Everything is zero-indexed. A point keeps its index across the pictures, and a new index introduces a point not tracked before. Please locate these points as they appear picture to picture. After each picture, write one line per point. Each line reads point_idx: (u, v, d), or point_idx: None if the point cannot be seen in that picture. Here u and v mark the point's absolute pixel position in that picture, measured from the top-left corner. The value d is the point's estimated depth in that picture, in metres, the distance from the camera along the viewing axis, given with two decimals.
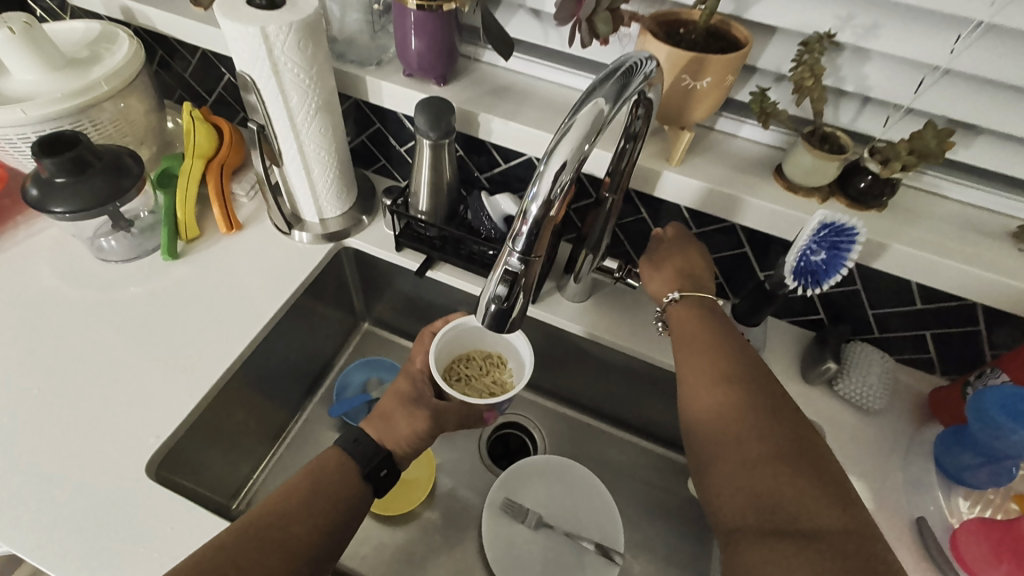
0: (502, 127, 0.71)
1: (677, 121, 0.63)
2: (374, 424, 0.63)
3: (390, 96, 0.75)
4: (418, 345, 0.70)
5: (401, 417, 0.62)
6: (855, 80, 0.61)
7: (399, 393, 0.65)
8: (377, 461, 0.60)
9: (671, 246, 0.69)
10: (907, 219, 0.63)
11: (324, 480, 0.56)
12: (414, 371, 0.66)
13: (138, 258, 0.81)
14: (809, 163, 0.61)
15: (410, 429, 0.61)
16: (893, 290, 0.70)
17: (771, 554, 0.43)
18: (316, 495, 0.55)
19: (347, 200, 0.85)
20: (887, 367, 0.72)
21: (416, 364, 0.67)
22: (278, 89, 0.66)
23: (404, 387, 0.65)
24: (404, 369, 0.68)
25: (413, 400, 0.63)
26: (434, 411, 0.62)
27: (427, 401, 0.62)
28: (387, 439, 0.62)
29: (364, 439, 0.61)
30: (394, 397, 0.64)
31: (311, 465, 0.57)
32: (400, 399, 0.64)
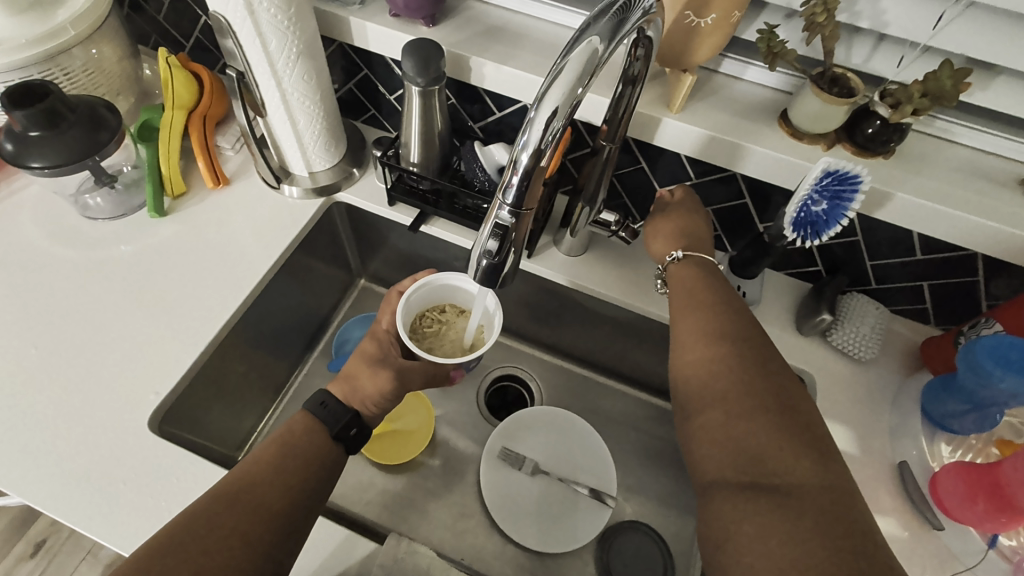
0: (495, 72, 0.67)
1: (679, 62, 0.59)
2: (340, 385, 0.64)
3: (376, 39, 0.70)
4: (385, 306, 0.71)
5: (368, 376, 0.64)
6: (870, 16, 0.57)
7: (365, 354, 0.66)
8: (346, 420, 0.60)
9: (678, 208, 0.68)
10: (914, 167, 0.61)
11: (295, 444, 0.57)
12: (380, 333, 0.68)
13: (124, 215, 0.79)
14: (816, 109, 0.58)
15: (376, 388, 0.63)
16: (895, 241, 0.69)
17: (746, 506, 0.44)
18: (287, 457, 0.56)
19: (336, 153, 0.82)
20: (882, 318, 0.72)
21: (382, 325, 0.69)
22: (255, 32, 0.62)
23: (370, 348, 0.67)
24: (369, 330, 0.69)
25: (377, 360, 0.65)
26: (398, 370, 0.64)
27: (392, 360, 0.65)
28: (353, 400, 0.63)
29: (332, 401, 0.61)
30: (361, 359, 0.65)
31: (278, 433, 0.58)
32: (367, 359, 0.65)
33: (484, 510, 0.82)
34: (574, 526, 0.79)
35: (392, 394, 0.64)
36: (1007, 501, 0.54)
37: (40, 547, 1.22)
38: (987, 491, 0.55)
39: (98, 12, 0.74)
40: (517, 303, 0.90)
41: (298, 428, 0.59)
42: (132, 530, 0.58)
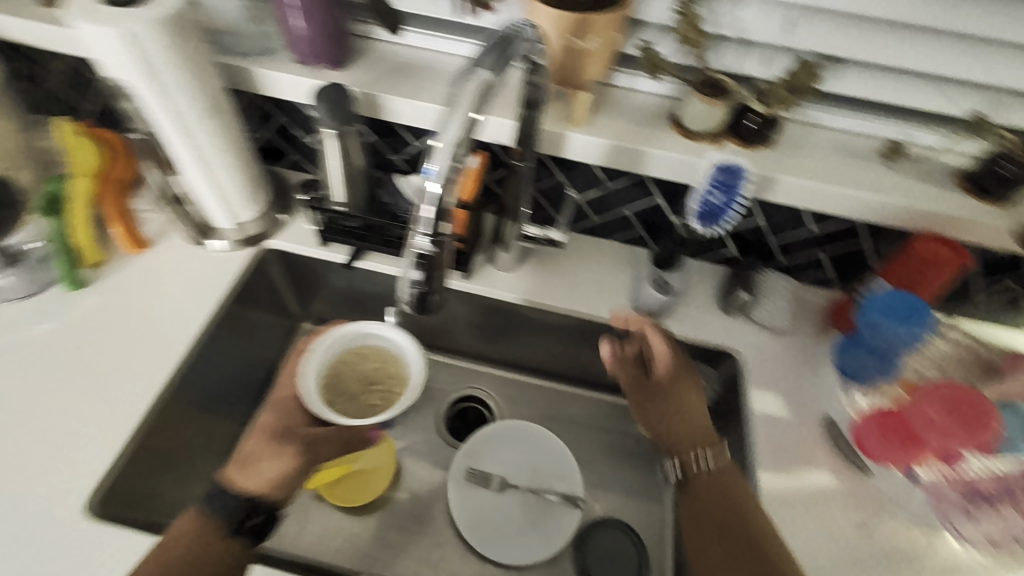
0: (406, 107, 0.70)
1: (574, 82, 0.64)
2: (238, 469, 0.63)
3: (285, 87, 0.72)
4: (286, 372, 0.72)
5: (262, 466, 0.63)
6: (732, 26, 0.64)
7: (266, 429, 0.66)
8: (244, 511, 0.60)
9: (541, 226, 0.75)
10: (792, 153, 0.68)
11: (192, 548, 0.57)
12: (281, 399, 0.70)
13: (40, 292, 0.76)
14: (702, 110, 0.65)
15: (277, 472, 0.63)
16: (790, 218, 0.76)
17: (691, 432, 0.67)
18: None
19: (261, 202, 0.81)
20: (790, 288, 0.79)
21: (286, 392, 0.70)
22: (161, 92, 0.62)
23: (271, 421, 0.67)
24: (271, 403, 0.69)
25: (284, 433, 0.66)
26: (308, 442, 0.65)
27: (302, 433, 0.66)
28: (251, 484, 0.62)
29: (226, 491, 0.61)
30: (267, 436, 0.65)
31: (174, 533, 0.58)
32: (268, 438, 0.65)
33: (459, 535, 0.82)
34: (548, 535, 0.81)
35: (305, 464, 0.64)
36: (914, 437, 0.61)
37: None
38: (896, 433, 0.63)
39: None
40: (463, 323, 0.92)
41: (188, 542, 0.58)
42: None
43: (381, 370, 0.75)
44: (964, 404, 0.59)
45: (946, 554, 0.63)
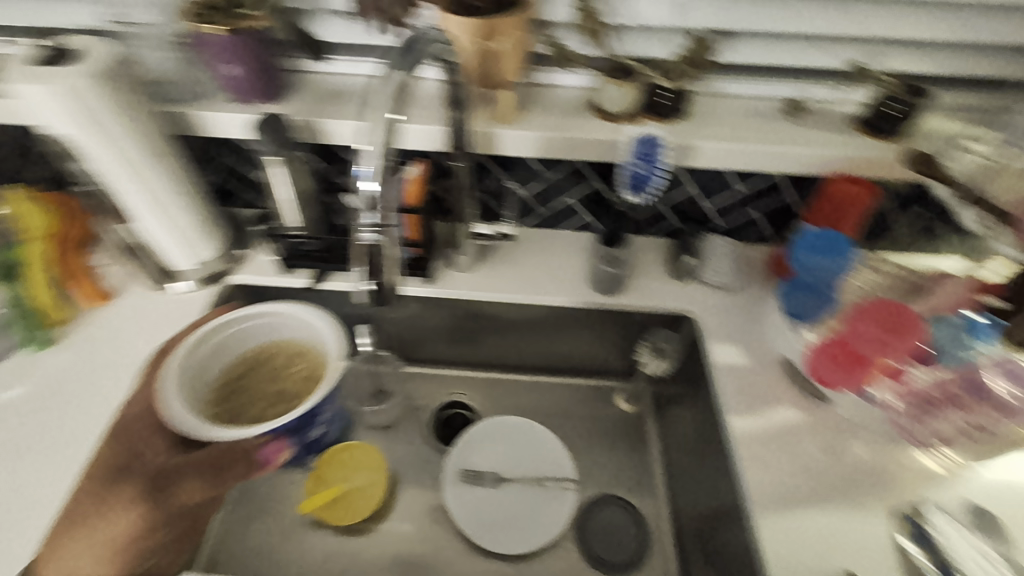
0: (343, 128, 0.74)
1: (494, 83, 0.68)
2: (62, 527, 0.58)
3: (225, 125, 0.75)
4: (145, 380, 0.67)
5: (122, 505, 0.58)
6: (630, 14, 0.70)
7: (104, 467, 0.61)
8: None
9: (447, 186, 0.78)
10: (705, 121, 0.74)
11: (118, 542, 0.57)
12: (127, 426, 0.63)
13: (5, 358, 0.77)
14: (618, 95, 0.72)
15: (203, 494, 0.60)
16: (719, 182, 0.81)
17: None
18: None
19: (218, 240, 0.82)
20: (732, 249, 0.85)
21: (128, 415, 0.65)
22: (105, 143, 0.65)
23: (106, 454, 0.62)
24: (120, 428, 0.63)
25: (120, 471, 0.60)
26: (150, 476, 0.60)
27: (138, 470, 0.60)
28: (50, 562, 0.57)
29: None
30: (153, 474, 0.59)
31: (68, 524, 0.58)
32: (151, 481, 0.59)
33: (460, 535, 0.83)
34: (547, 519, 0.82)
35: (159, 509, 0.58)
36: (860, 358, 0.66)
37: None
38: (846, 359, 0.67)
39: None
40: (434, 331, 0.93)
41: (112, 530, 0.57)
42: None
43: (300, 371, 0.75)
44: (900, 318, 0.64)
45: (907, 463, 0.68)
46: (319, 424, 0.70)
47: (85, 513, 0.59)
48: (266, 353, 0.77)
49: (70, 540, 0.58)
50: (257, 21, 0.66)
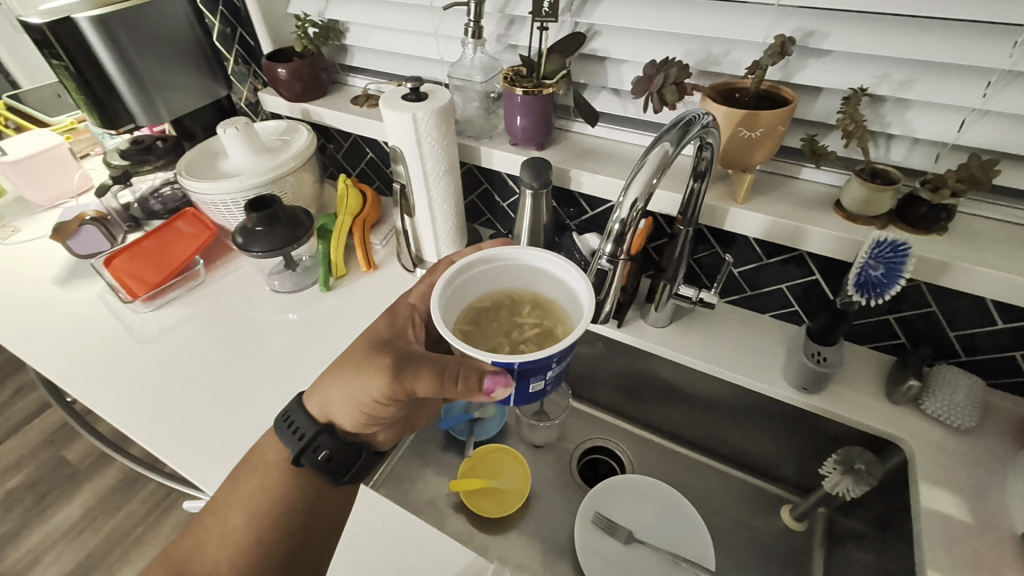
0: (590, 179, 0.87)
1: (740, 165, 0.75)
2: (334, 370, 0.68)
3: (499, 160, 0.95)
4: (424, 280, 0.79)
5: (373, 366, 0.63)
6: (900, 125, 0.71)
7: (374, 335, 0.69)
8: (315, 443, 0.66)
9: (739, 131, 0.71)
10: (969, 243, 0.69)
11: (354, 398, 0.64)
12: (402, 309, 0.75)
13: (302, 289, 1.05)
14: (862, 195, 0.70)
15: (427, 390, 0.59)
16: (971, 311, 0.74)
17: None
18: (256, 453, 0.69)
19: (460, 245, 1.04)
20: (976, 388, 0.74)
21: (408, 301, 0.76)
22: (420, 157, 0.89)
23: (383, 329, 0.70)
24: (391, 309, 0.75)
25: (384, 342, 0.67)
26: (405, 356, 0.62)
27: (397, 346, 0.66)
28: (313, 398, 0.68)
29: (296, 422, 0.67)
30: (401, 354, 0.63)
31: (334, 372, 0.67)
32: (398, 359, 0.62)
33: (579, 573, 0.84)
34: None
35: (397, 384, 0.61)
36: None
37: None
38: None
39: (309, 152, 1.08)
40: (608, 373, 1.00)
41: (353, 383, 0.64)
42: None
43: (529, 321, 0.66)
44: None
45: None
46: (543, 381, 0.61)
47: (350, 365, 0.66)
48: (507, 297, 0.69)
49: (331, 385, 0.66)
50: (552, 88, 0.84)
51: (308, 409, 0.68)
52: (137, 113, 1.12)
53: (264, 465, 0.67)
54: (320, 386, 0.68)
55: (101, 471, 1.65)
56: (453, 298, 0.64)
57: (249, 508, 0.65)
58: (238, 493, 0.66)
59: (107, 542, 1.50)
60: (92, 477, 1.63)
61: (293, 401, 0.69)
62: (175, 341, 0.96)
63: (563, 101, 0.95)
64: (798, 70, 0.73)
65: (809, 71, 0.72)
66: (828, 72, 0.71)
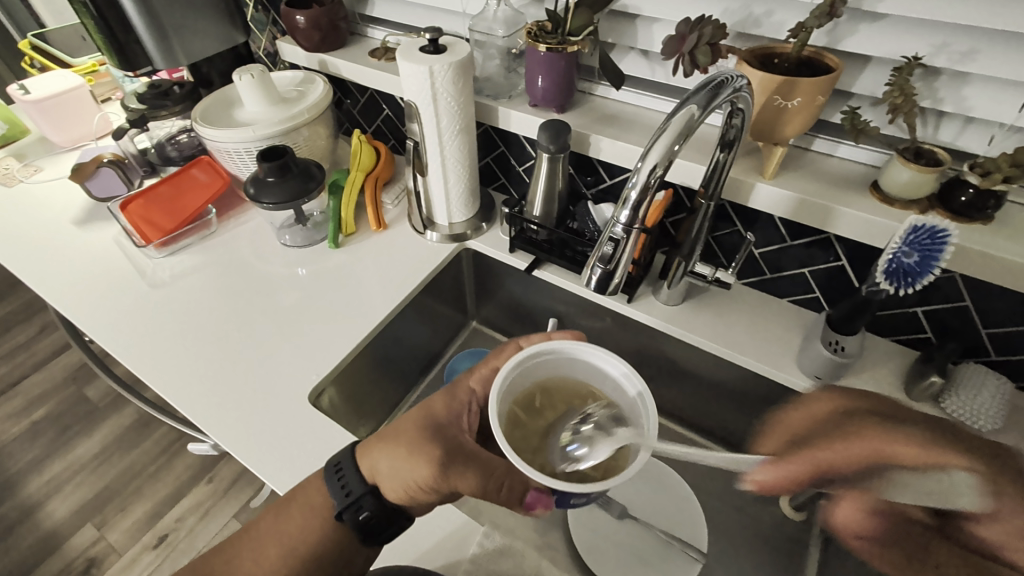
0: (610, 146, 0.83)
1: (770, 138, 0.70)
2: (386, 436, 0.60)
3: (517, 122, 0.91)
4: (488, 361, 0.68)
5: (427, 450, 0.56)
6: (954, 101, 0.65)
7: (432, 414, 0.62)
8: (355, 503, 0.58)
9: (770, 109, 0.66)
10: (1013, 235, 0.64)
11: (403, 472, 0.57)
12: (462, 392, 0.65)
13: (312, 245, 1.04)
14: (907, 177, 0.65)
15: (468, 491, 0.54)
16: (1008, 307, 0.69)
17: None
18: (300, 492, 0.62)
19: (472, 209, 1.01)
20: (1005, 388, 0.70)
21: (468, 383, 0.66)
22: (434, 113, 0.85)
23: (440, 405, 0.63)
24: (451, 387, 0.66)
25: (438, 427, 0.60)
26: (456, 445, 0.57)
27: (453, 436, 0.58)
28: (363, 457, 0.61)
29: (343, 474, 0.60)
30: (455, 443, 0.57)
31: (392, 436, 0.60)
32: (452, 445, 0.57)
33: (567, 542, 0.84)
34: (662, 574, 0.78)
35: (442, 478, 0.55)
36: None
37: (161, 540, 1.45)
38: None
39: (324, 104, 1.05)
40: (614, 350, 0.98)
41: (404, 458, 0.57)
42: (292, 478, 0.70)
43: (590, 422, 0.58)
44: None
45: None
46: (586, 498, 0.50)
47: (405, 433, 0.60)
48: (575, 395, 0.61)
49: (382, 447, 0.60)
50: (577, 46, 0.79)
51: (359, 464, 0.60)
52: (153, 54, 1.08)
53: (306, 507, 0.60)
54: (373, 443, 0.61)
55: (119, 411, 1.71)
56: (519, 375, 0.57)
57: (278, 553, 0.59)
58: (273, 529, 0.60)
59: (123, 477, 1.57)
60: (110, 414, 1.70)
61: (348, 447, 0.62)
62: (186, 289, 0.97)
63: (588, 61, 0.90)
64: (846, 36, 0.67)
65: (858, 37, 0.66)
66: (879, 38, 0.65)
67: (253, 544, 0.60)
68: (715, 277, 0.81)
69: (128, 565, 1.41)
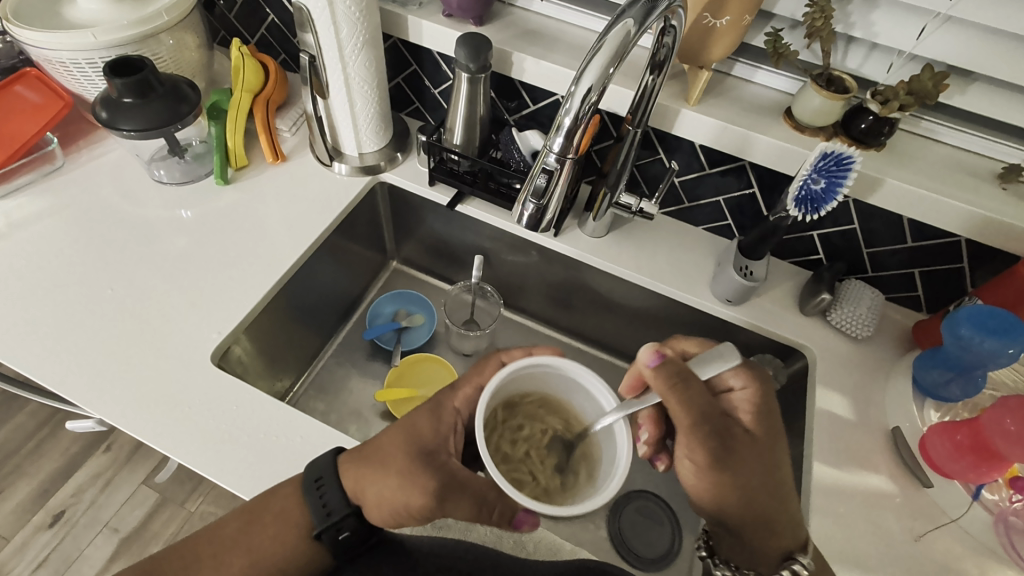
0: (534, 66, 0.77)
1: (696, 60, 0.68)
2: (372, 460, 0.56)
3: (430, 35, 0.81)
4: (470, 377, 0.62)
5: (421, 479, 0.53)
6: (863, 27, 0.67)
7: (418, 438, 0.56)
8: (335, 522, 0.54)
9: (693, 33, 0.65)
10: (899, 161, 0.70)
11: (392, 499, 0.53)
12: (447, 413, 0.59)
13: (192, 182, 0.89)
14: (817, 105, 0.67)
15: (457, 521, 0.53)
16: (889, 228, 0.77)
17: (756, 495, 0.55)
18: (269, 501, 0.56)
19: (384, 136, 0.91)
20: (877, 301, 0.79)
21: (452, 402, 0.60)
22: (331, 20, 0.72)
23: (424, 426, 0.57)
24: (434, 403, 0.60)
25: (427, 455, 0.55)
26: (447, 473, 0.53)
27: (443, 464, 0.54)
28: (348, 476, 0.56)
29: (325, 489, 0.55)
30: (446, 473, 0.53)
31: (379, 459, 0.55)
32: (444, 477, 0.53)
33: None
34: None
35: (435, 510, 0.52)
36: (991, 454, 0.60)
37: (57, 517, 1.31)
38: (971, 447, 0.62)
39: (187, 4, 0.85)
40: (540, 283, 0.97)
41: (394, 486, 0.53)
42: (197, 449, 0.64)
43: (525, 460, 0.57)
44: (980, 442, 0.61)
45: None
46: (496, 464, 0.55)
47: (390, 457, 0.55)
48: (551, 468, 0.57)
49: (365, 468, 0.55)
50: None
51: (342, 481, 0.56)
52: None
53: (279, 520, 0.55)
54: (360, 464, 0.56)
55: None
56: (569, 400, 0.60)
57: (243, 567, 0.54)
58: (238, 539, 0.55)
59: None
60: None
61: (330, 459, 0.58)
62: (32, 240, 0.79)
63: None
64: None
65: None
66: None
67: (209, 557, 0.54)
68: (640, 209, 0.80)
69: (20, 548, 1.28)
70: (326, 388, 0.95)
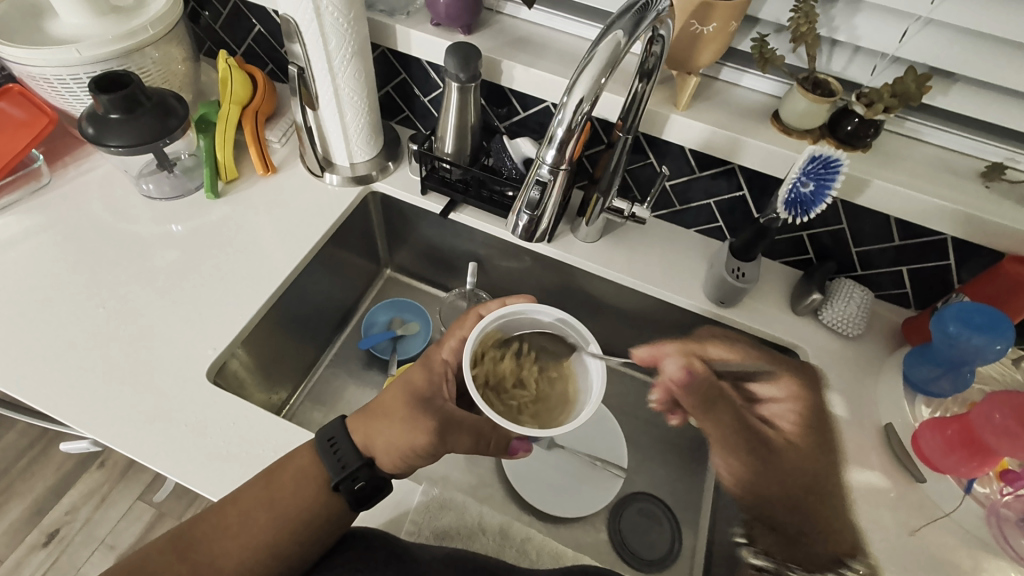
0: (524, 74, 0.77)
1: (684, 66, 0.69)
2: (375, 415, 0.58)
3: (419, 45, 0.81)
4: (453, 331, 0.65)
5: (425, 421, 0.56)
6: (846, 30, 0.68)
7: (413, 387, 0.60)
8: (352, 472, 0.56)
9: (682, 39, 0.66)
10: (884, 162, 0.71)
11: (401, 444, 0.56)
12: (436, 365, 0.62)
13: (181, 196, 0.88)
14: (803, 107, 0.68)
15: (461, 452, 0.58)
16: (877, 227, 0.78)
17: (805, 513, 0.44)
18: (288, 459, 0.58)
19: (375, 146, 0.91)
20: (867, 298, 0.80)
21: (440, 355, 0.63)
22: (320, 32, 0.72)
23: (418, 378, 0.61)
24: (424, 359, 0.63)
25: (424, 399, 0.58)
26: (446, 422, 0.57)
27: (441, 407, 0.58)
28: (358, 427, 0.59)
29: (341, 442, 0.58)
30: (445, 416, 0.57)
31: (384, 410, 0.58)
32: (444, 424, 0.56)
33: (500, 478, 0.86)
34: (587, 492, 0.84)
35: (440, 443, 0.57)
36: (981, 448, 0.62)
37: (52, 537, 1.29)
38: (962, 441, 0.63)
39: (173, 16, 0.84)
40: (534, 288, 0.97)
41: (402, 432, 0.56)
42: (195, 466, 0.63)
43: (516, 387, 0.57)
44: (970, 436, 0.63)
45: (990, 569, 0.62)
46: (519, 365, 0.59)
47: (391, 408, 0.58)
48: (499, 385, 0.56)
49: (370, 420, 0.58)
50: None
51: (352, 435, 0.59)
52: None
53: (300, 477, 0.56)
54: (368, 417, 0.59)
55: None
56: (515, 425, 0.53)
57: (264, 526, 0.54)
58: (257, 501, 0.55)
59: None
60: None
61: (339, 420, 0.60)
62: (19, 259, 0.78)
63: None
64: None
65: None
66: None
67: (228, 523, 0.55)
68: (632, 214, 0.81)
69: (15, 568, 1.26)
70: (323, 399, 0.95)
